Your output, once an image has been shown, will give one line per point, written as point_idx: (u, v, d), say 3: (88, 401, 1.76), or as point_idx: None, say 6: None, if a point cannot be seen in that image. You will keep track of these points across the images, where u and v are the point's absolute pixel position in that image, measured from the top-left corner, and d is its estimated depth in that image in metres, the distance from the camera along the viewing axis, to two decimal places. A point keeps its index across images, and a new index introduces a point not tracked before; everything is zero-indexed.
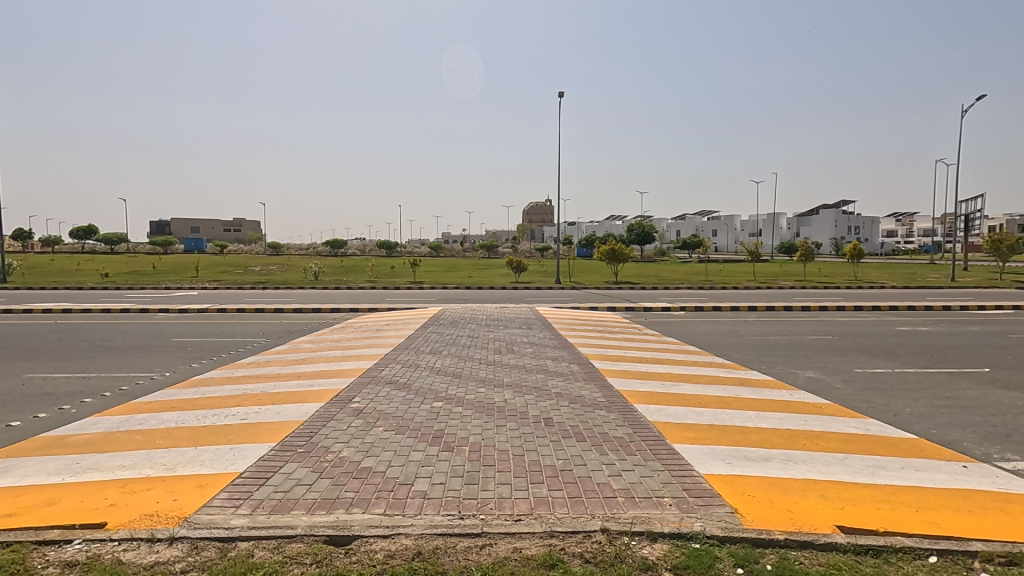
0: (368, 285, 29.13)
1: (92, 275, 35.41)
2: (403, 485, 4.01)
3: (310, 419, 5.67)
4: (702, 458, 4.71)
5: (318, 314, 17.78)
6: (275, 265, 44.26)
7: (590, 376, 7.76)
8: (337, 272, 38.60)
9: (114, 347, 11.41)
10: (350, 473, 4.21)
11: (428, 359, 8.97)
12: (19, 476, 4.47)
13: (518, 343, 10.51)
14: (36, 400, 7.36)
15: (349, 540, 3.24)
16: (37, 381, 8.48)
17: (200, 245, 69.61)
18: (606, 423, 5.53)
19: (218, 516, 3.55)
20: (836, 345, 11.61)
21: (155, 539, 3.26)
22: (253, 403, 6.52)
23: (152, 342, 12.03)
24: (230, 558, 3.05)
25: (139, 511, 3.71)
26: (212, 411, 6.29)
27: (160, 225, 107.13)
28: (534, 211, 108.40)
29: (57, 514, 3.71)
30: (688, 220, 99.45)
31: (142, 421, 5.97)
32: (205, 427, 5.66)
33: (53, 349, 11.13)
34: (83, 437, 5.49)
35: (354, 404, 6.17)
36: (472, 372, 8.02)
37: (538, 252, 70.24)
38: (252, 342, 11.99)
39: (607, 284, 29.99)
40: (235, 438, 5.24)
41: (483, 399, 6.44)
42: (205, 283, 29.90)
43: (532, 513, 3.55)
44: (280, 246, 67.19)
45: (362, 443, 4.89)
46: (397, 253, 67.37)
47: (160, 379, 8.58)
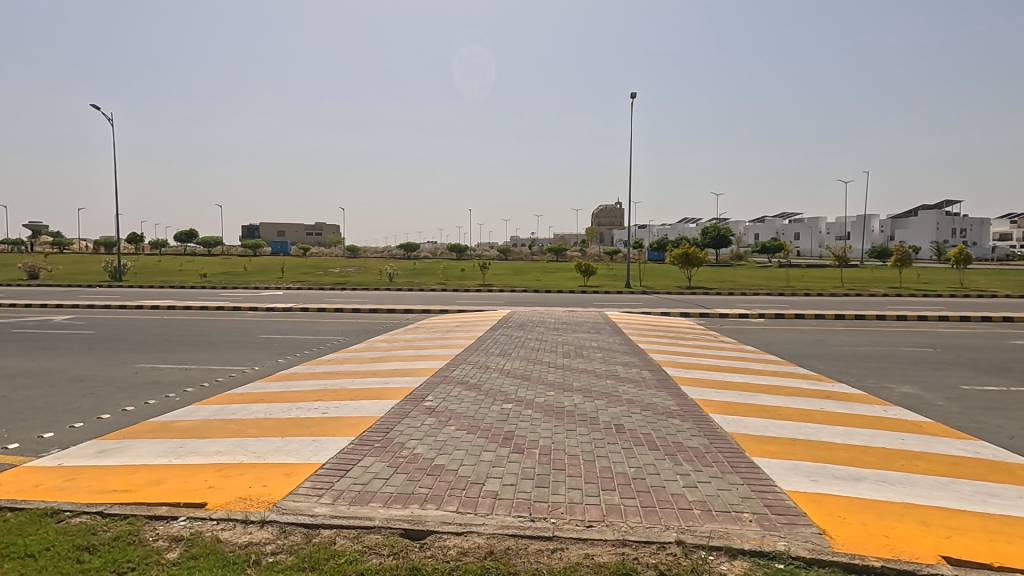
0: (438, 287, 29.89)
1: (190, 275, 38.91)
2: (475, 483, 4.08)
3: (386, 416, 5.89)
4: (785, 473, 4.45)
5: (390, 315, 18.37)
6: (352, 265, 46.47)
7: (662, 383, 7.57)
8: (410, 274, 39.96)
9: (211, 342, 12.43)
10: (424, 470, 4.34)
11: (497, 360, 9.05)
12: (133, 456, 4.96)
13: (586, 348, 10.40)
14: (145, 388, 8.13)
15: (424, 535, 3.33)
16: (146, 370, 9.37)
17: (287, 246, 73.91)
18: (680, 432, 5.35)
19: (303, 503, 3.77)
20: (938, 358, 10.60)
21: (249, 521, 3.50)
22: (332, 398, 6.87)
23: (244, 338, 12.99)
24: (315, 544, 3.22)
25: (234, 493, 4.00)
26: (297, 403, 6.70)
27: (252, 230, 115.53)
28: (602, 215, 107.03)
29: (164, 492, 4.08)
30: (768, 224, 94.30)
31: (235, 411, 6.45)
32: (290, 418, 6.05)
33: (161, 342, 12.28)
34: (185, 423, 6.01)
35: (427, 402, 6.35)
36: (541, 375, 8.00)
37: (607, 256, 69.15)
38: (332, 341, 12.63)
39: (680, 289, 29.03)
40: (317, 430, 5.55)
41: (553, 402, 6.44)
42: (290, 283, 32.31)
43: (604, 520, 3.50)
44: (358, 249, 70.63)
45: (435, 441, 5.02)
46: (466, 257, 68.78)
47: (249, 372, 9.23)
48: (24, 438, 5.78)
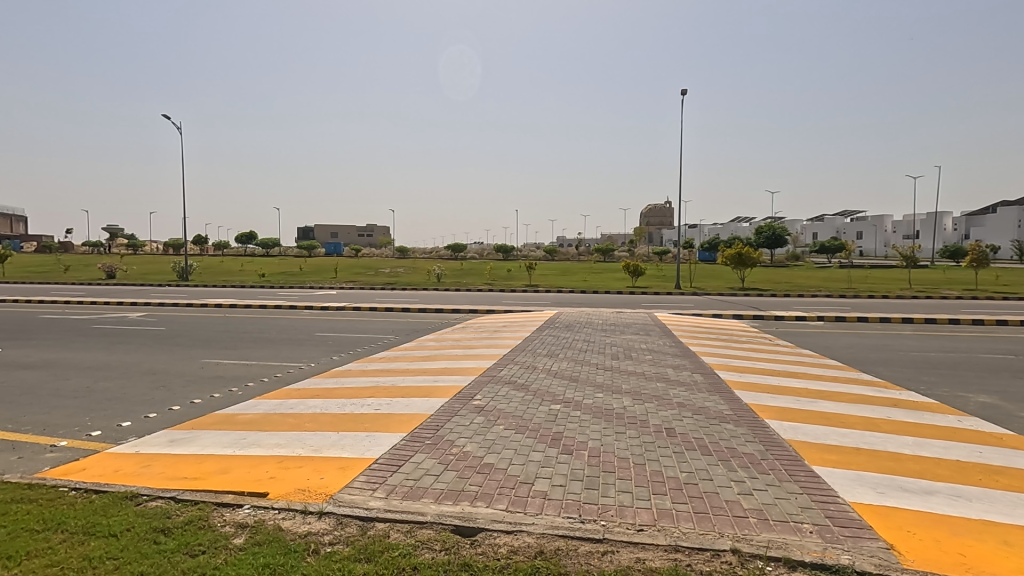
0: (485, 287, 30.15)
1: (251, 275, 40.82)
2: (524, 483, 4.11)
3: (436, 414, 5.99)
4: (848, 484, 4.25)
5: (438, 315, 18.65)
6: (401, 266, 47.50)
7: (714, 387, 7.37)
8: (457, 274, 40.51)
9: (270, 339, 13.01)
10: (473, 468, 4.40)
11: (545, 361, 9.05)
12: (201, 446, 5.26)
13: (635, 350, 10.24)
14: (210, 382, 8.59)
15: (475, 532, 3.37)
16: (211, 365, 9.90)
17: (339, 247, 76.27)
18: (733, 438, 5.20)
19: (358, 496, 3.90)
20: (1019, 366, 9.85)
21: (308, 511, 3.65)
22: (384, 395, 7.05)
23: (300, 336, 13.53)
24: (370, 536, 3.33)
25: (293, 485, 4.18)
26: (350, 400, 6.93)
27: (307, 232, 120.09)
28: (651, 215, 105.15)
29: (230, 481, 4.31)
30: (827, 222, 90.10)
31: (293, 405, 6.73)
32: (345, 414, 6.25)
33: (225, 339, 12.95)
34: (248, 416, 6.33)
35: (475, 401, 6.44)
36: (590, 377, 7.94)
37: (656, 257, 67.81)
38: (382, 339, 12.96)
39: (733, 290, 28.16)
40: (370, 426, 5.72)
41: (601, 404, 6.40)
42: (342, 283, 33.37)
43: (655, 525, 3.45)
44: (407, 249, 72.17)
45: (484, 440, 5.07)
46: (512, 257, 69.10)
47: (305, 368, 9.60)
48: (104, 426, 6.23)
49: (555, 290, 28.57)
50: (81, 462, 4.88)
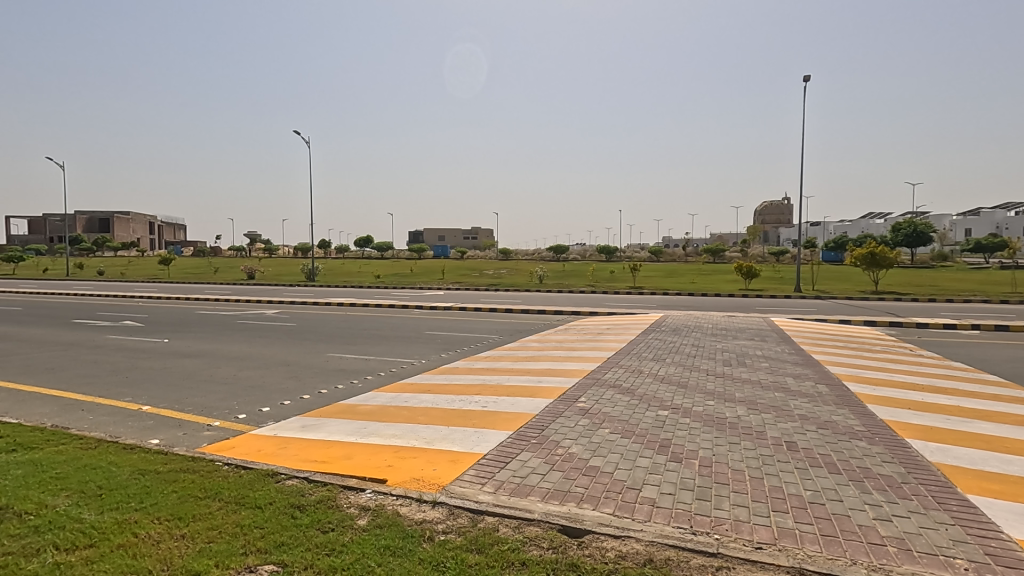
0: (588, 289, 29.96)
1: (369, 275, 44.54)
2: (632, 489, 4.03)
3: (541, 414, 6.06)
4: (1014, 518, 3.68)
5: (540, 316, 18.81)
6: (504, 267, 48.55)
7: (843, 400, 6.72)
8: (560, 275, 40.58)
9: (386, 336, 13.92)
10: (579, 469, 4.39)
11: (651, 366, 8.78)
12: (328, 433, 5.76)
13: (750, 357, 9.61)
14: (334, 375, 9.37)
15: (582, 533, 3.37)
16: (335, 359, 10.80)
17: (446, 250, 79.63)
18: (867, 457, 4.71)
19: (468, 489, 4.05)
20: None
21: (423, 500, 3.86)
22: (491, 393, 7.26)
23: (412, 334, 14.33)
24: (480, 529, 3.44)
25: (409, 474, 4.44)
26: (458, 396, 7.21)
27: (417, 235, 126.88)
28: (766, 211, 98.37)
29: (354, 466, 4.67)
30: (984, 217, 78.46)
31: (407, 399, 7.14)
32: (454, 409, 6.53)
33: (347, 335, 14.08)
34: (368, 407, 6.82)
35: (580, 403, 6.43)
36: (700, 383, 7.58)
37: (772, 257, 63.21)
38: (488, 339, 13.35)
39: (864, 294, 25.49)
40: (477, 422, 5.92)
41: (713, 412, 6.09)
42: (449, 284, 34.84)
43: (775, 544, 3.23)
44: (510, 252, 73.69)
45: (590, 442, 5.04)
46: (615, 258, 67.96)
47: (417, 364, 10.15)
48: (248, 410, 7.03)
49: (661, 292, 27.65)
50: (231, 441, 5.55)
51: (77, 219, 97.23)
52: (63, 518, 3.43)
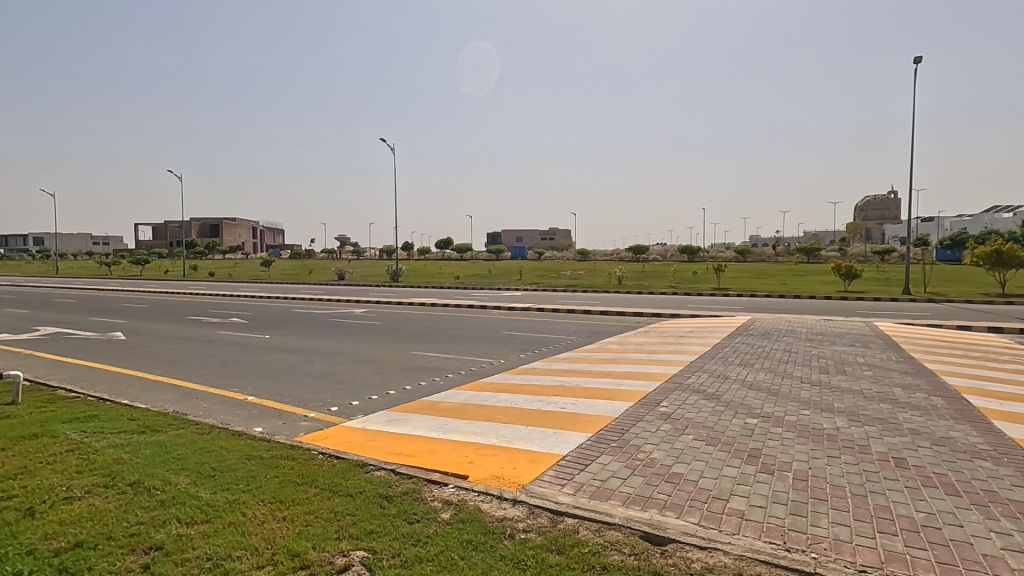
0: (669, 290, 29.06)
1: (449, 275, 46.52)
2: (718, 499, 3.86)
3: (621, 417, 5.95)
4: None
5: (619, 317, 18.47)
6: (581, 268, 48.16)
7: (961, 414, 6.06)
8: (639, 277, 39.65)
9: (466, 336, 14.27)
10: (662, 476, 4.27)
11: (738, 371, 8.35)
12: (411, 427, 5.99)
13: (850, 364, 8.90)
14: (417, 372, 9.74)
15: (665, 542, 3.28)
16: (418, 357, 11.21)
17: (524, 251, 80.22)
18: (992, 479, 4.21)
19: (548, 490, 4.06)
20: None
21: (504, 498, 3.91)
22: (569, 395, 7.23)
23: (491, 334, 14.57)
24: (560, 529, 3.44)
25: (489, 471, 4.52)
26: (537, 396, 7.24)
27: (495, 237, 128.84)
28: (869, 207, 90.80)
29: (436, 461, 4.83)
30: None
31: (486, 398, 7.27)
32: (533, 409, 6.56)
33: (429, 334, 14.58)
34: (449, 404, 7.03)
35: (661, 408, 6.25)
36: (793, 391, 7.12)
37: (876, 256, 58.14)
38: (566, 340, 13.31)
39: (988, 297, 22.80)
40: (556, 423, 5.92)
41: (807, 423, 5.70)
42: (527, 285, 35.08)
43: (881, 568, 2.98)
44: (587, 252, 73.03)
45: (672, 448, 4.89)
46: (698, 258, 65.42)
47: (496, 363, 10.32)
48: (340, 403, 7.46)
49: (749, 293, 26.26)
50: (325, 432, 5.92)
51: (193, 226, 107.59)
52: (183, 494, 3.81)
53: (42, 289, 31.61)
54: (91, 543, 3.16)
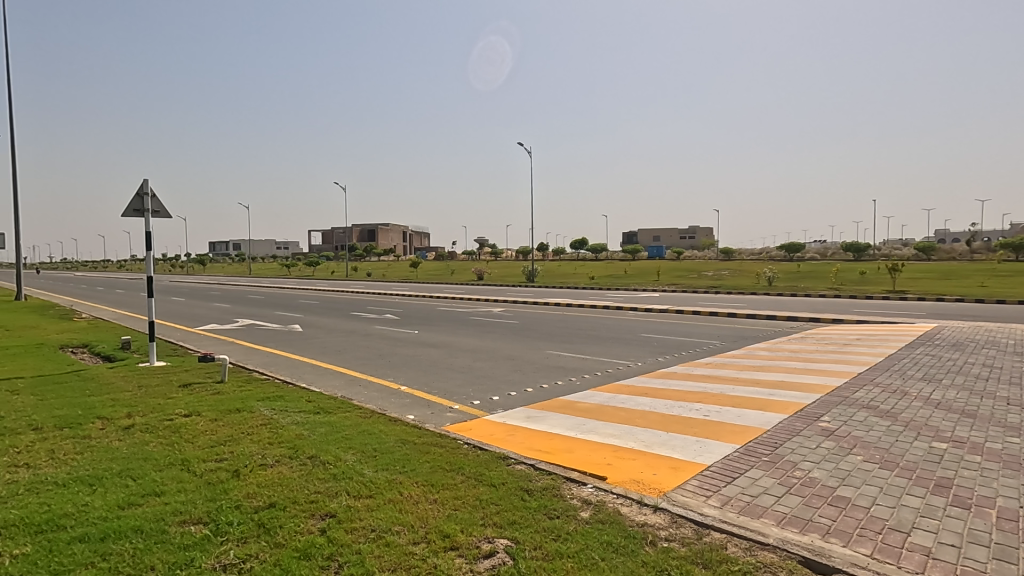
0: (830, 292, 26.03)
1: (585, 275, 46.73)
2: (896, 530, 3.39)
3: (774, 430, 5.48)
4: None
5: (770, 322, 17.00)
6: (725, 268, 45.19)
7: None
8: (793, 277, 36.08)
9: (602, 337, 14.15)
10: (824, 498, 3.85)
11: (920, 387, 7.22)
12: (550, 425, 6.10)
13: None
14: (554, 371, 9.89)
15: (830, 571, 2.96)
16: (554, 356, 11.38)
17: (662, 251, 77.48)
18: None
19: (692, 500, 3.88)
20: None
21: (644, 503, 3.82)
22: (713, 402, 6.83)
23: (628, 335, 14.28)
24: (706, 543, 3.27)
25: (628, 474, 4.45)
26: (678, 402, 6.95)
27: (631, 236, 125.87)
28: None
29: (575, 460, 4.86)
30: None
31: (623, 400, 7.15)
32: (674, 415, 6.31)
33: (565, 334, 14.72)
34: (586, 404, 7.03)
35: (822, 423, 5.63)
36: (996, 414, 5.98)
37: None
38: (708, 344, 12.59)
39: None
40: (700, 431, 5.62)
41: (1016, 453, 4.76)
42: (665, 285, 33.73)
43: None
44: (732, 250, 68.21)
45: (837, 469, 4.38)
46: (866, 256, 57.79)
47: (633, 366, 10.10)
48: (481, 397, 7.85)
49: (934, 297, 22.53)
50: (469, 423, 6.27)
51: (354, 231, 120.17)
52: (351, 470, 4.28)
53: (242, 287, 37.67)
54: (281, 505, 3.68)
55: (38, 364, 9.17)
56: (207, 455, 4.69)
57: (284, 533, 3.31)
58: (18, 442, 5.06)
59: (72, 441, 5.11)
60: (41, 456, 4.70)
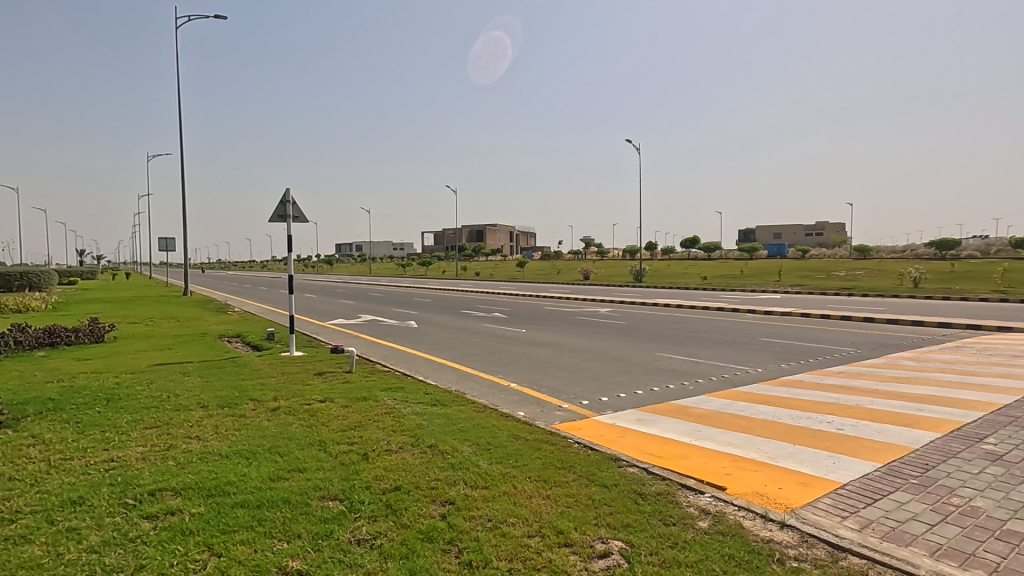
0: (995, 296, 22.48)
1: (697, 275, 44.59)
2: None
3: (923, 450, 4.87)
4: None
5: (916, 329, 15.07)
6: (861, 268, 40.74)
7: None
8: (946, 278, 31.61)
9: (717, 340, 13.43)
10: (990, 531, 3.36)
11: None
12: (663, 429, 5.92)
13: None
14: (665, 374, 9.57)
15: None
16: (665, 359, 11.01)
17: (784, 250, 71.81)
18: None
19: (825, 519, 3.58)
20: None
21: (769, 518, 3.59)
22: (848, 415, 6.22)
23: (747, 339, 13.40)
24: (842, 567, 3.00)
25: (750, 487, 4.20)
26: (806, 413, 6.41)
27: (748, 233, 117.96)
28: None
29: (690, 466, 4.69)
30: None
31: (743, 408, 6.74)
32: (801, 426, 5.84)
33: (676, 336, 14.18)
34: (700, 410, 6.73)
35: (986, 446, 4.91)
36: None
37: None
38: (840, 351, 11.45)
39: None
40: (832, 446, 5.15)
41: None
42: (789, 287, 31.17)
43: None
44: (868, 248, 61.49)
45: (1007, 499, 3.80)
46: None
47: (753, 372, 9.48)
48: (590, 397, 7.81)
49: None
50: (578, 423, 6.27)
51: (464, 232, 124.90)
52: (467, 461, 4.48)
53: (364, 285, 40.72)
54: (405, 489, 3.95)
55: (202, 351, 10.61)
56: (340, 438, 5.16)
57: (409, 516, 3.54)
58: (191, 417, 5.91)
59: (231, 419, 5.87)
60: (208, 430, 5.46)
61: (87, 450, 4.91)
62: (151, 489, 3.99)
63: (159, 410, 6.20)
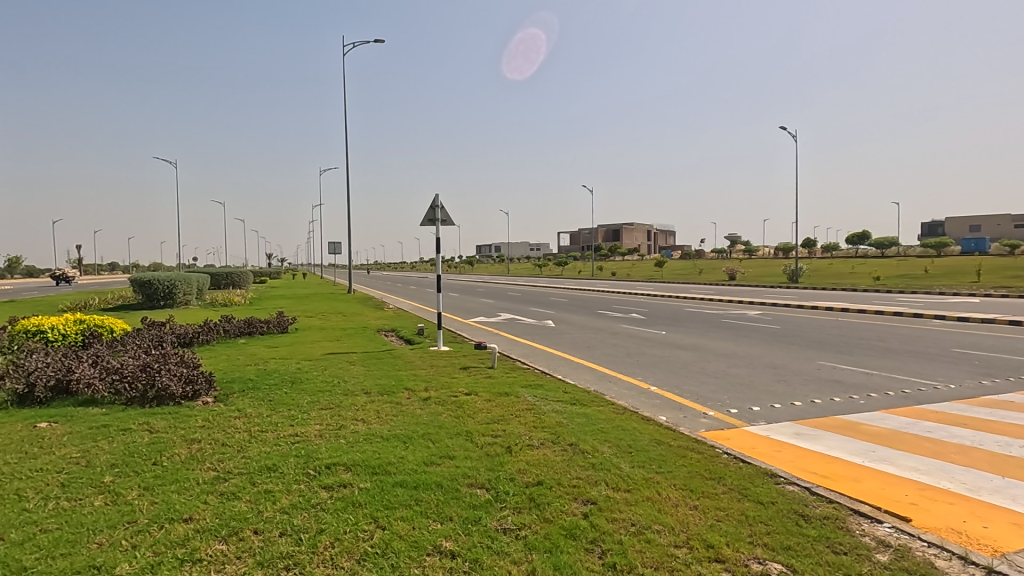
0: None
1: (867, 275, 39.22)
2: None
3: None
4: None
5: None
6: None
7: None
8: None
9: (895, 349, 11.70)
10: None
11: None
12: (827, 446, 5.31)
13: None
14: (829, 385, 8.57)
15: None
16: (827, 368, 9.89)
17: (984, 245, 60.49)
18: None
19: None
20: None
21: (970, 560, 3.05)
22: None
23: (935, 350, 11.48)
24: None
25: (944, 521, 3.59)
26: (1018, 440, 5.32)
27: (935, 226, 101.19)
28: None
29: (863, 491, 4.15)
30: None
31: (931, 429, 5.79)
32: (1012, 456, 4.86)
33: (841, 344, 12.64)
34: (874, 428, 5.92)
35: None
36: None
37: None
38: None
39: None
40: None
41: None
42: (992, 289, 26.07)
43: None
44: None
45: None
46: None
47: (944, 389, 8.09)
48: (739, 406, 7.28)
49: None
50: (727, 432, 5.88)
51: (600, 231, 123.63)
52: (608, 462, 4.43)
53: (503, 284, 42.27)
54: (547, 484, 4.02)
55: (365, 343, 11.81)
56: (485, 430, 5.41)
57: (551, 511, 3.60)
58: (357, 401, 6.62)
59: (390, 405, 6.46)
60: (371, 414, 6.06)
61: (277, 425, 5.73)
62: (328, 463, 4.54)
63: (332, 393, 7.03)
